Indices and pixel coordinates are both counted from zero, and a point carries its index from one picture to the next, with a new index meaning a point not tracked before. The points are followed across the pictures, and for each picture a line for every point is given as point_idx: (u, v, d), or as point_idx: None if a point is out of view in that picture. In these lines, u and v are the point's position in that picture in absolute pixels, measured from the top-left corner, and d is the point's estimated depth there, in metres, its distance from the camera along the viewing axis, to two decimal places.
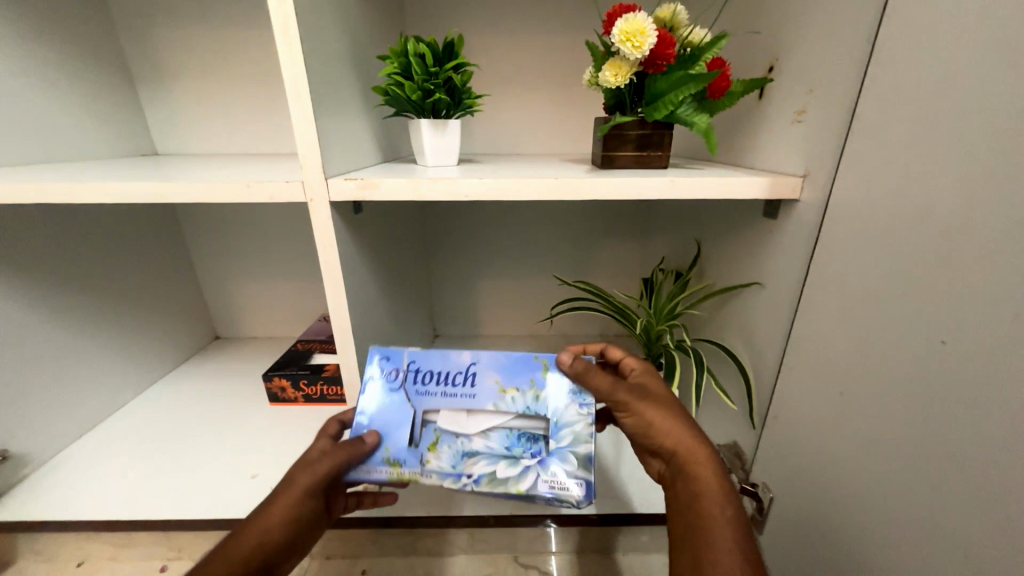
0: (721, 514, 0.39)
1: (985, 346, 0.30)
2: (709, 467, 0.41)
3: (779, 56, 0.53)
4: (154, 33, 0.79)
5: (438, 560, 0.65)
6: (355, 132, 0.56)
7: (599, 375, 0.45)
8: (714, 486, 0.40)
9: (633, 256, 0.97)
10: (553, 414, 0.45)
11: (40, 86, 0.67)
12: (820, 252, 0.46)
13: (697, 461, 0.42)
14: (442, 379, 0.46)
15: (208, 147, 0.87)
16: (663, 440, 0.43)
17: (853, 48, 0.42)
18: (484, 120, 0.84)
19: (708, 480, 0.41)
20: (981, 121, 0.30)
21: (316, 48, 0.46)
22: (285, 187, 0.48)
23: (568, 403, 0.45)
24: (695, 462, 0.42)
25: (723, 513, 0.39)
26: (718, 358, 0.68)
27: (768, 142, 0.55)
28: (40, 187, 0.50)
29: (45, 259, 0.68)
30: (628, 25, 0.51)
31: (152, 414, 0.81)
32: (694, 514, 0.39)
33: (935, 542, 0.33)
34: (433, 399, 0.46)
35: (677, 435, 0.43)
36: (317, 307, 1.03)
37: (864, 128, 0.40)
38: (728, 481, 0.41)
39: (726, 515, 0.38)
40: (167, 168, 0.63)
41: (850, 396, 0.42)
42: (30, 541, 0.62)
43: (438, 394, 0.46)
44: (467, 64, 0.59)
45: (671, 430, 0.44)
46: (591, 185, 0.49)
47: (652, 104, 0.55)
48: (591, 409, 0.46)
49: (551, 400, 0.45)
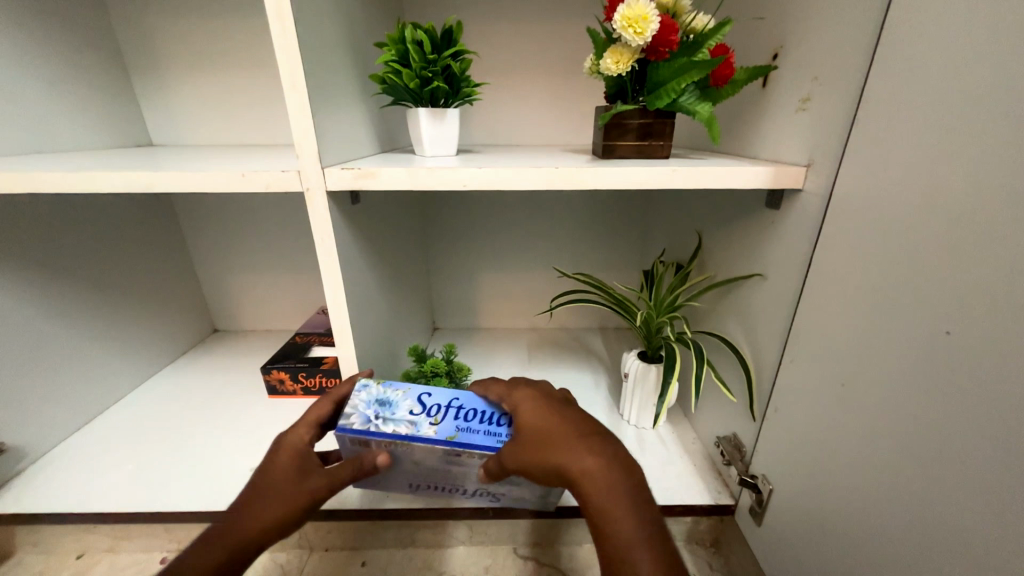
0: (611, 527, 0.37)
1: (989, 338, 0.29)
2: (595, 483, 0.38)
3: (784, 43, 0.52)
4: (148, 21, 0.78)
5: (437, 551, 0.66)
6: (351, 121, 0.55)
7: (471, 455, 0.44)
8: (603, 496, 0.38)
9: (633, 247, 0.97)
10: (393, 397, 0.49)
11: (33, 74, 0.65)
12: (822, 243, 0.46)
13: (577, 479, 0.39)
14: (468, 415, 0.48)
15: (204, 137, 0.86)
16: (545, 474, 0.41)
17: (861, 33, 0.41)
18: (483, 110, 0.83)
19: (597, 495, 0.38)
20: (989, 111, 0.29)
21: (310, 32, 0.45)
22: (281, 176, 0.47)
23: (391, 389, 0.50)
24: (579, 480, 0.39)
25: (612, 524, 0.37)
26: (718, 350, 0.67)
27: (772, 131, 0.54)
28: (32, 177, 0.49)
29: (42, 250, 0.67)
30: (630, 9, 0.50)
31: (151, 406, 0.81)
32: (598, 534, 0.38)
33: (936, 535, 0.33)
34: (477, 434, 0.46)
35: (549, 464, 0.41)
36: (316, 299, 1.02)
37: (871, 117, 0.39)
38: (620, 493, 0.38)
39: (623, 522, 0.37)
40: (164, 159, 0.63)
41: (851, 389, 0.41)
42: (30, 533, 0.62)
43: (480, 430, 0.47)
44: (465, 51, 0.58)
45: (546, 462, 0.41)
46: (593, 174, 0.49)
47: (654, 92, 0.54)
48: (402, 387, 0.51)
49: (395, 394, 0.50)
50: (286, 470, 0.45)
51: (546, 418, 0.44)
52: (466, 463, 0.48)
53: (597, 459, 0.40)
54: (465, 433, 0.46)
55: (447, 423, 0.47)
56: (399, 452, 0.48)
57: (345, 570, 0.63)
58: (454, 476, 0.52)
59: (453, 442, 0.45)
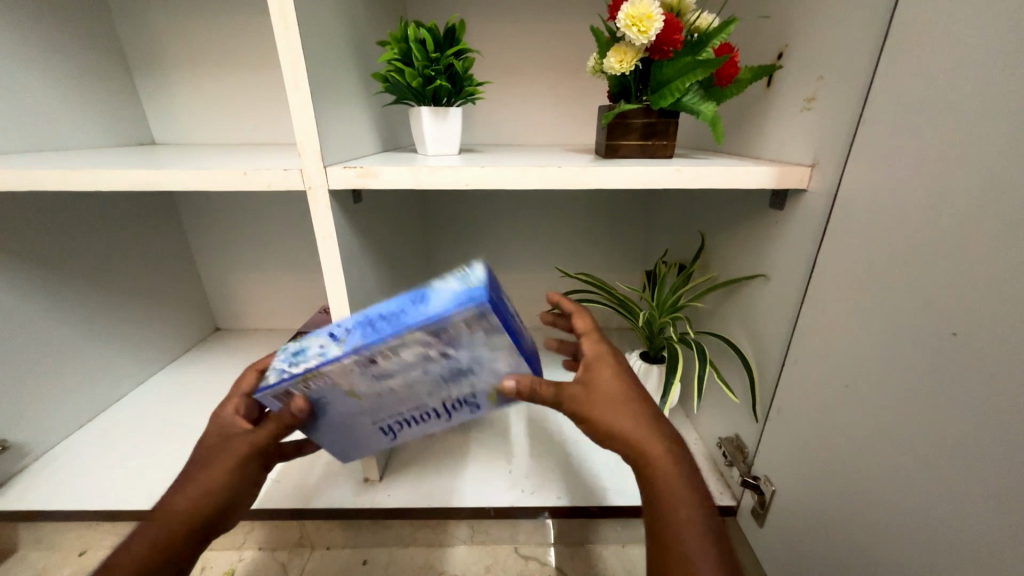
0: (678, 513, 0.34)
1: (994, 340, 0.29)
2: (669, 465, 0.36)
3: (789, 42, 0.52)
4: (149, 19, 0.78)
5: (438, 550, 0.66)
6: (353, 120, 0.55)
7: (546, 386, 0.37)
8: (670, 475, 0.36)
9: (635, 247, 0.97)
10: (303, 343, 0.38)
11: (36, 72, 0.66)
12: (826, 244, 0.45)
13: (653, 455, 0.36)
14: (378, 318, 0.36)
15: (206, 135, 0.86)
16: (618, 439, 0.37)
17: (867, 32, 0.40)
18: (485, 109, 0.83)
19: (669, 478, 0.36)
20: (996, 110, 0.29)
21: (313, 30, 0.44)
22: (283, 174, 0.47)
23: (302, 340, 0.39)
24: (653, 457, 0.36)
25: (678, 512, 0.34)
26: (720, 350, 0.67)
27: (776, 130, 0.54)
28: (36, 175, 0.49)
29: (46, 247, 0.68)
30: (634, 8, 0.49)
31: (153, 404, 0.81)
32: (654, 515, 0.35)
33: (940, 538, 0.33)
34: (386, 330, 0.33)
35: (628, 430, 0.37)
36: (317, 298, 1.02)
37: (877, 117, 0.39)
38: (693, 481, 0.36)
39: (690, 512, 0.34)
40: (166, 157, 0.63)
41: (855, 391, 0.41)
42: (33, 531, 0.62)
43: (387, 325, 0.34)
44: (468, 50, 0.57)
45: (633, 423, 0.37)
46: (596, 173, 0.48)
47: (658, 92, 0.53)
48: (304, 337, 0.39)
49: (306, 338, 0.39)
50: (212, 445, 0.42)
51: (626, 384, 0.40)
52: (399, 358, 0.34)
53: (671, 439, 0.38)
54: (382, 318, 0.35)
55: (355, 333, 0.35)
56: (337, 395, 0.38)
57: (346, 569, 0.63)
58: (409, 393, 0.38)
59: (363, 347, 0.33)
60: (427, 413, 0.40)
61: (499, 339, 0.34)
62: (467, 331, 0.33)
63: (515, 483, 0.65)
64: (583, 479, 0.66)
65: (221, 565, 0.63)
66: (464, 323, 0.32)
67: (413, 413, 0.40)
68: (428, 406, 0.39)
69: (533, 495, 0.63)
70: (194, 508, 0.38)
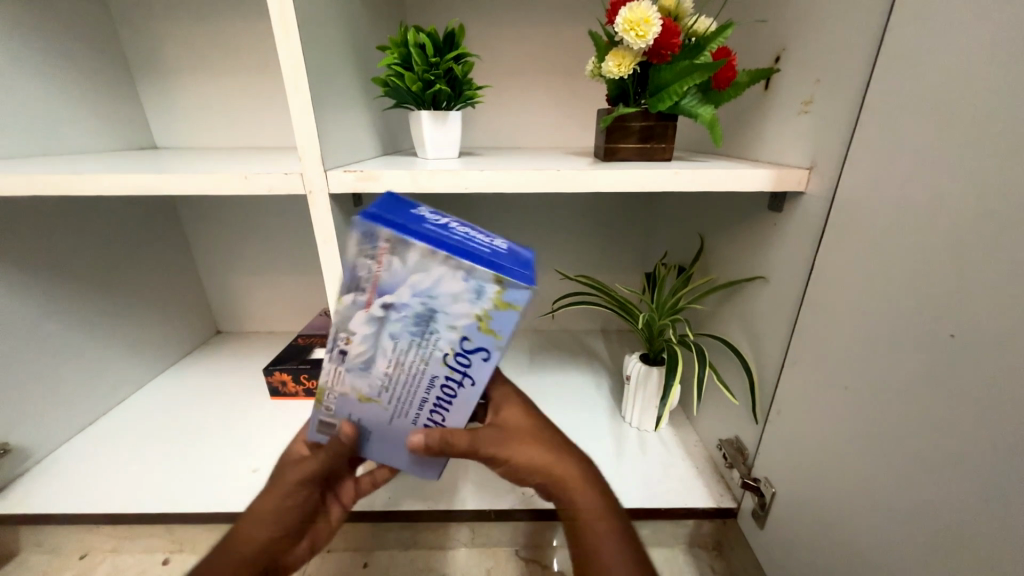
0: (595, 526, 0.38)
1: (993, 341, 0.29)
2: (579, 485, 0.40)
3: (786, 46, 0.52)
4: (151, 24, 0.78)
5: (438, 553, 0.66)
6: (353, 124, 0.55)
7: (460, 433, 0.36)
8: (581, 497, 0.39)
9: (635, 249, 0.97)
10: None
11: (38, 77, 0.66)
12: (824, 246, 0.46)
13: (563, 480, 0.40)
14: None
15: (207, 139, 0.86)
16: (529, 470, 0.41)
17: (863, 36, 0.41)
18: (484, 112, 0.83)
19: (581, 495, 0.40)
20: (992, 114, 0.29)
21: (314, 36, 0.45)
22: (284, 179, 0.47)
23: None
24: (563, 482, 0.40)
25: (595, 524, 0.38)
26: (720, 352, 0.67)
27: (775, 133, 0.54)
28: (38, 180, 0.50)
29: (48, 251, 0.68)
30: (632, 13, 0.50)
31: (154, 407, 0.81)
32: (574, 533, 0.39)
33: (940, 539, 0.33)
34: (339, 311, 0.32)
35: (537, 463, 0.40)
36: (318, 301, 1.02)
37: (874, 120, 0.39)
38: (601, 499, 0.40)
39: (603, 523, 0.39)
40: (167, 161, 0.63)
41: (854, 392, 0.41)
42: (34, 534, 0.62)
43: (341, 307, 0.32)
44: (467, 54, 0.58)
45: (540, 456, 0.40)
46: (595, 176, 0.49)
47: (656, 95, 0.54)
48: None
49: None
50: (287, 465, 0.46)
51: (531, 415, 0.43)
52: (353, 330, 0.31)
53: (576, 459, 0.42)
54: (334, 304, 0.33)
55: None
56: (368, 407, 0.35)
57: (347, 572, 0.63)
58: (404, 369, 0.32)
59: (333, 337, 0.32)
60: (450, 384, 0.33)
61: (413, 251, 0.28)
62: (372, 264, 0.29)
63: (515, 486, 0.65)
64: None
65: None
66: (362, 254, 0.29)
67: (433, 391, 0.33)
68: (436, 376, 0.32)
69: (533, 497, 0.63)
70: (262, 523, 0.43)
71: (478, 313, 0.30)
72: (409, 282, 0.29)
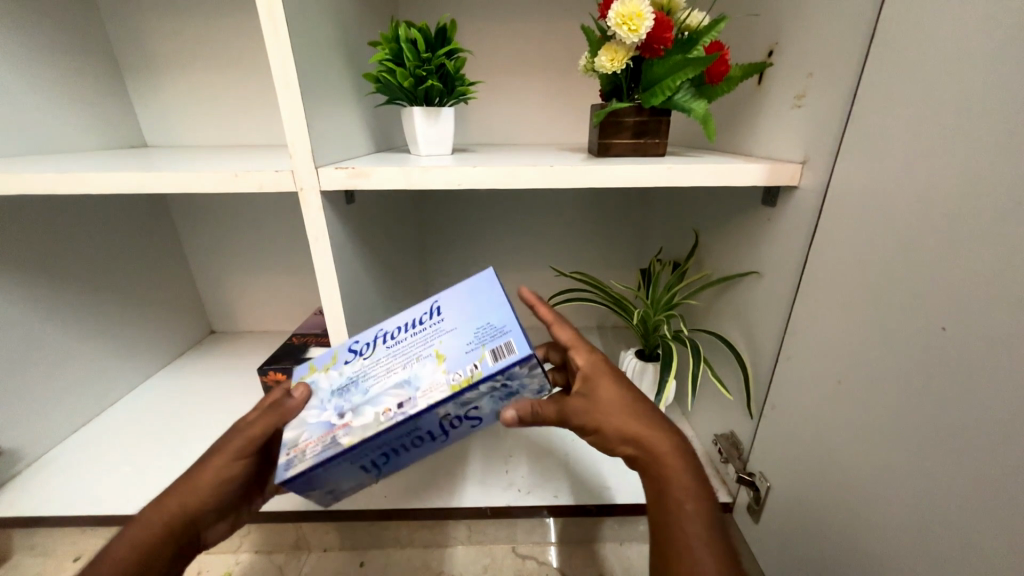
0: (685, 508, 0.36)
1: (985, 336, 0.29)
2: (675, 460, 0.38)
3: (778, 40, 0.52)
4: (140, 22, 0.77)
5: (435, 551, 0.65)
6: (345, 121, 0.55)
7: (547, 404, 0.40)
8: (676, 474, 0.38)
9: (629, 245, 0.97)
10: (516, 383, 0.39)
11: (25, 76, 0.65)
12: (817, 241, 0.46)
13: (657, 455, 0.39)
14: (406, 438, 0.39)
15: (198, 138, 0.85)
16: (620, 443, 0.40)
17: (856, 30, 0.41)
18: (478, 109, 0.83)
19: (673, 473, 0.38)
20: (984, 109, 0.29)
21: (303, 31, 0.44)
22: (274, 176, 0.47)
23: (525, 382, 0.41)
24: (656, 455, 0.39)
25: (685, 508, 0.36)
26: (715, 347, 0.67)
27: (768, 127, 0.54)
28: (24, 179, 0.49)
29: (37, 252, 0.67)
30: (624, 7, 0.49)
31: (147, 407, 0.81)
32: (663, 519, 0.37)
33: (934, 532, 0.33)
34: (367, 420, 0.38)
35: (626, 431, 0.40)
36: (312, 300, 1.02)
37: (867, 114, 0.39)
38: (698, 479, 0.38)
39: (694, 505, 0.36)
40: (157, 159, 0.62)
41: (847, 387, 0.41)
42: (26, 537, 0.62)
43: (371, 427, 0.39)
44: (459, 50, 0.57)
45: (636, 426, 0.40)
46: (587, 171, 0.49)
47: (649, 90, 0.54)
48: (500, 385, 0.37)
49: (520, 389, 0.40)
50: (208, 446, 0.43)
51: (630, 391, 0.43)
52: (367, 403, 0.39)
53: (673, 439, 0.40)
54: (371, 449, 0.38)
55: (432, 418, 0.37)
56: (464, 346, 0.38)
57: (344, 570, 0.63)
58: (386, 362, 0.42)
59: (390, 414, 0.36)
60: (401, 332, 0.44)
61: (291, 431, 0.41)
62: (303, 443, 0.39)
63: (511, 483, 0.65)
64: (578, 477, 0.66)
65: (216, 568, 0.63)
66: (301, 459, 0.38)
67: (401, 333, 0.44)
68: (391, 344, 0.43)
69: (530, 494, 0.63)
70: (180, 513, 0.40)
71: (330, 367, 0.45)
72: (316, 411, 0.41)
